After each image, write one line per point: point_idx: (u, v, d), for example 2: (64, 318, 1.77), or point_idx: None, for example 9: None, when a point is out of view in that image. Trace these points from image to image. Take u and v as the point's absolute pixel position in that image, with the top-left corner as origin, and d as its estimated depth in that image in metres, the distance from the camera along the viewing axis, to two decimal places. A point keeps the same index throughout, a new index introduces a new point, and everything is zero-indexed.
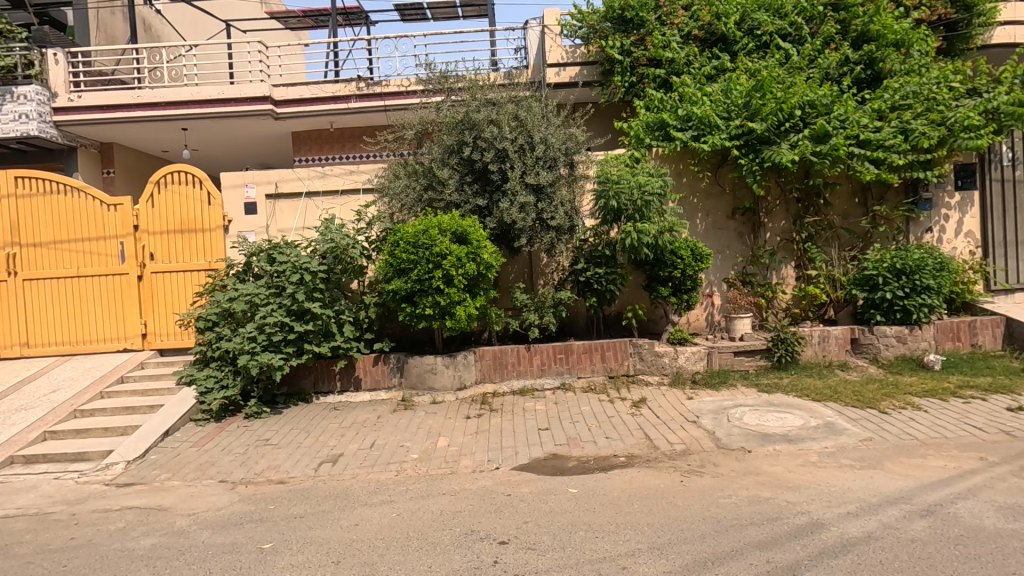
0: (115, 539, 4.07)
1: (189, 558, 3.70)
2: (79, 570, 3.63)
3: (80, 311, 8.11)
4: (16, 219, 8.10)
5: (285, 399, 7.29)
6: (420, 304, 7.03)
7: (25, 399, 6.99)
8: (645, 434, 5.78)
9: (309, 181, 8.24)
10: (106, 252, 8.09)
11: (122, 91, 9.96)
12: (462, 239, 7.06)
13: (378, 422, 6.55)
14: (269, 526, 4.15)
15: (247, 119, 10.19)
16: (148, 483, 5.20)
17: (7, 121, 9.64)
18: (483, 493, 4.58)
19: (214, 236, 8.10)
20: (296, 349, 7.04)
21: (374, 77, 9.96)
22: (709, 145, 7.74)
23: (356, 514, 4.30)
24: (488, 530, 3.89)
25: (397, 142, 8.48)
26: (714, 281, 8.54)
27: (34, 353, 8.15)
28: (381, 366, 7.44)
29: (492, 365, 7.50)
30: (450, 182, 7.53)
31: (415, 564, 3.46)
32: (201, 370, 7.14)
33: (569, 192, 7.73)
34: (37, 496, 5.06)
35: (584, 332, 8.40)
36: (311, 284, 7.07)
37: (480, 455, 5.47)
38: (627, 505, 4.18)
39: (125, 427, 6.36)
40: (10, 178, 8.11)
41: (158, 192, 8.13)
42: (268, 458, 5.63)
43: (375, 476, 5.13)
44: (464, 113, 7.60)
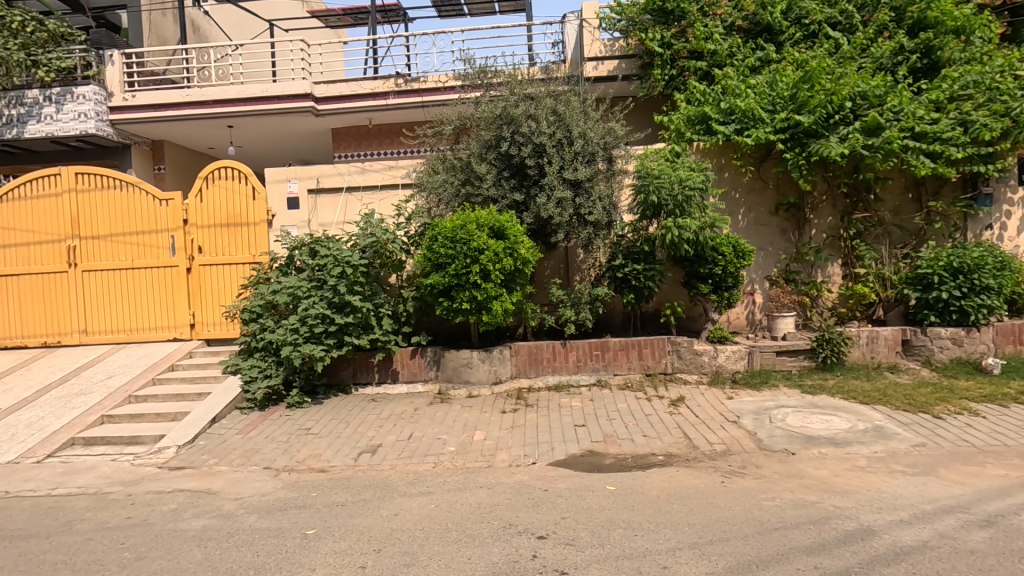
0: (168, 519, 4.25)
1: (237, 541, 3.83)
2: (135, 548, 3.80)
3: (134, 302, 8.48)
4: (76, 213, 8.52)
5: (325, 390, 7.46)
6: (457, 299, 7.09)
7: (84, 384, 7.37)
8: (684, 433, 5.69)
9: (350, 176, 8.37)
10: (157, 245, 8.43)
11: (172, 90, 10.34)
12: (499, 234, 7.07)
13: (415, 414, 6.64)
14: (312, 513, 4.26)
15: (290, 116, 10.44)
16: (197, 467, 5.40)
17: (68, 120, 10.16)
18: (520, 487, 4.60)
19: (259, 230, 8.35)
20: (336, 340, 7.19)
21: (412, 73, 10.06)
22: (752, 139, 7.52)
23: (396, 504, 4.38)
24: (526, 524, 3.90)
25: (435, 137, 8.51)
26: (755, 279, 8.33)
27: (92, 340, 8.56)
28: (418, 359, 7.55)
29: (527, 360, 7.51)
30: (488, 177, 7.55)
31: (454, 555, 3.50)
32: (245, 360, 7.35)
33: (607, 187, 7.66)
34: (96, 476, 5.32)
35: (620, 329, 8.32)
36: (352, 277, 7.20)
37: (517, 449, 5.49)
38: (666, 504, 4.13)
39: (175, 413, 6.62)
40: (71, 174, 8.53)
41: (206, 187, 8.41)
42: (309, 447, 5.77)
43: (413, 467, 5.21)
44: (502, 108, 7.58)
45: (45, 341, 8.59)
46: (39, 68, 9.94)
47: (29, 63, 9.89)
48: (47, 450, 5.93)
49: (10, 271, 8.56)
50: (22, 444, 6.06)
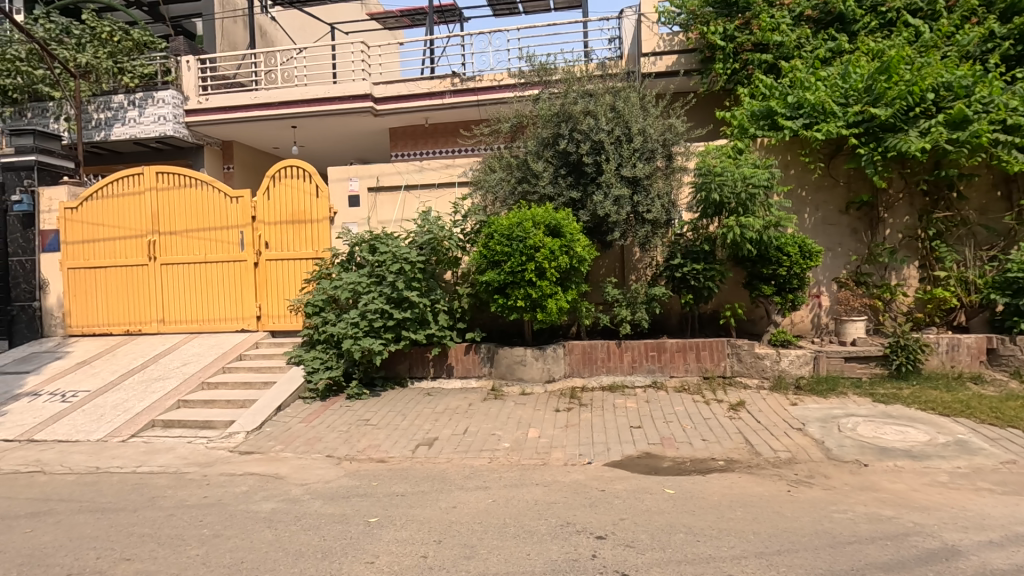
0: (240, 500, 4.49)
1: (304, 525, 3.99)
2: (212, 525, 4.03)
3: (206, 294, 8.97)
4: (156, 210, 9.09)
5: (382, 382, 7.66)
6: (512, 296, 7.12)
7: (162, 370, 7.87)
8: (745, 439, 5.51)
9: (408, 175, 8.55)
10: (228, 241, 8.88)
11: (242, 93, 10.85)
12: (555, 231, 7.06)
13: (469, 410, 6.72)
14: (374, 502, 4.39)
15: (350, 116, 10.77)
16: (265, 453, 5.67)
17: (149, 122, 10.86)
18: (576, 486, 4.58)
19: (321, 227, 8.66)
20: (394, 335, 7.37)
21: (468, 72, 10.17)
22: (823, 133, 7.18)
23: (454, 496, 4.45)
24: (585, 523, 3.88)
25: (493, 135, 8.56)
26: (822, 281, 7.95)
27: (168, 329, 9.13)
28: (472, 355, 7.64)
29: (581, 359, 7.46)
30: (545, 175, 7.54)
31: (513, 550, 3.52)
32: (308, 352, 7.63)
33: (666, 185, 7.54)
34: (174, 456, 5.68)
35: (677, 329, 8.16)
36: (410, 274, 7.35)
37: (571, 448, 5.47)
38: (729, 510, 4.01)
39: (244, 400, 6.96)
40: (152, 173, 9.11)
41: (274, 185, 8.80)
42: (368, 437, 5.95)
43: (469, 461, 5.28)
44: (560, 105, 7.55)
45: (127, 329, 9.22)
46: (126, 75, 10.84)
47: (116, 70, 10.83)
48: (131, 430, 6.37)
49: (98, 264, 9.23)
50: (109, 424, 6.53)
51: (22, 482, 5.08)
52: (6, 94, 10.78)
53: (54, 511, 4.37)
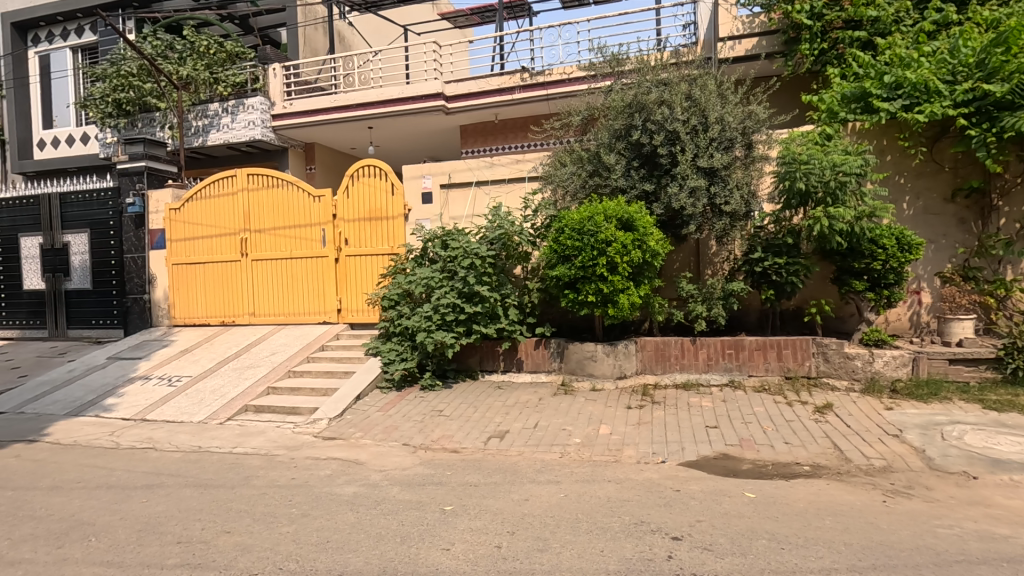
0: (325, 483, 4.75)
1: (383, 509, 4.17)
2: (300, 505, 4.29)
3: (292, 288, 9.53)
4: (247, 209, 9.75)
5: (454, 374, 7.84)
6: (582, 291, 7.06)
7: (253, 358, 8.45)
8: (833, 444, 5.18)
9: (479, 171, 8.69)
10: (311, 238, 9.39)
11: (323, 97, 11.42)
12: (628, 225, 6.93)
13: (539, 404, 6.75)
14: (448, 491, 4.50)
15: (423, 115, 11.04)
16: (345, 439, 5.96)
17: (240, 128, 11.66)
18: (650, 485, 4.48)
19: (397, 224, 8.95)
20: (465, 329, 7.51)
21: (537, 67, 10.16)
22: (926, 115, 6.58)
23: (526, 489, 4.49)
24: (659, 522, 3.80)
25: (563, 129, 8.49)
26: (923, 276, 7.32)
27: (259, 321, 9.79)
28: (542, 350, 7.65)
29: (653, 356, 7.28)
30: (617, 167, 7.42)
31: (587, 546, 3.50)
32: (384, 344, 7.92)
33: (746, 175, 7.23)
34: (265, 440, 6.09)
35: (756, 327, 7.81)
36: (481, 269, 7.46)
37: (644, 446, 5.36)
38: (817, 519, 3.79)
39: (327, 388, 7.34)
40: (244, 175, 9.78)
41: (352, 184, 9.20)
42: (441, 428, 6.11)
43: (540, 455, 5.31)
44: (633, 95, 7.36)
45: (223, 320, 9.98)
46: (220, 84, 11.69)
47: (213, 80, 11.74)
48: (227, 414, 6.90)
49: (198, 260, 10.05)
50: (209, 407, 7.10)
51: (137, 457, 5.63)
52: (121, 107, 11.89)
53: (165, 484, 4.82)
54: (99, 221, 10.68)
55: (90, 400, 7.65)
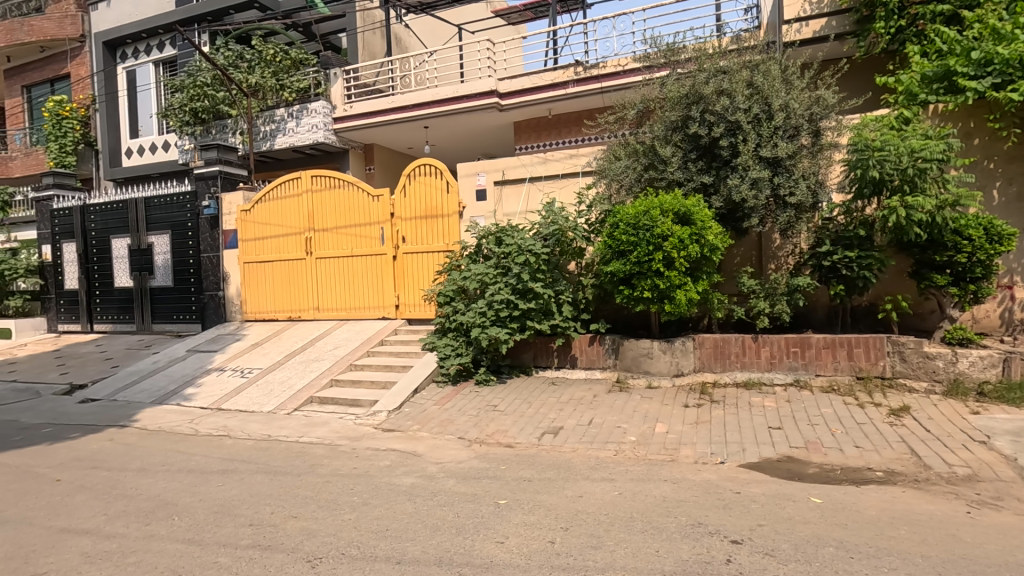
0: (384, 474, 4.91)
1: (439, 501, 4.27)
2: (361, 494, 4.46)
3: (353, 285, 9.88)
4: (311, 210, 10.19)
5: (509, 370, 7.90)
6: (637, 287, 6.93)
7: (318, 352, 8.84)
8: (910, 449, 4.86)
9: (532, 167, 8.69)
10: (370, 236, 9.70)
11: (381, 99, 11.74)
12: (684, 219, 6.76)
13: (594, 401, 6.69)
14: (502, 485, 4.56)
15: (477, 113, 11.14)
16: (403, 431, 6.14)
17: (305, 131, 12.20)
18: (708, 486, 4.36)
19: (452, 221, 9.10)
20: (519, 325, 7.56)
21: (592, 60, 10.03)
22: (1020, 93, 6.04)
23: (580, 486, 4.48)
24: (718, 525, 3.69)
25: (618, 122, 8.35)
26: (1017, 269, 6.73)
27: (322, 316, 10.22)
28: (597, 346, 7.59)
29: (713, 353, 7.06)
30: (673, 160, 7.22)
31: (642, 546, 3.45)
32: (440, 338, 7.97)
33: (813, 164, 6.91)
34: (329, 430, 6.37)
35: (825, 324, 7.44)
36: (535, 265, 7.47)
37: (702, 446, 5.22)
38: (890, 528, 3.57)
39: (386, 381, 7.58)
40: (308, 177, 10.21)
41: (409, 183, 9.42)
42: (496, 423, 6.19)
43: (594, 452, 5.28)
44: (690, 86, 7.13)
45: (290, 316, 10.49)
46: (286, 90, 12.29)
47: (279, 87, 12.36)
48: (294, 404, 7.27)
49: (267, 258, 10.61)
50: (278, 398, 7.50)
51: (214, 443, 6.04)
52: (197, 116, 12.72)
53: (238, 470, 5.14)
54: (179, 222, 11.43)
55: (172, 389, 8.24)
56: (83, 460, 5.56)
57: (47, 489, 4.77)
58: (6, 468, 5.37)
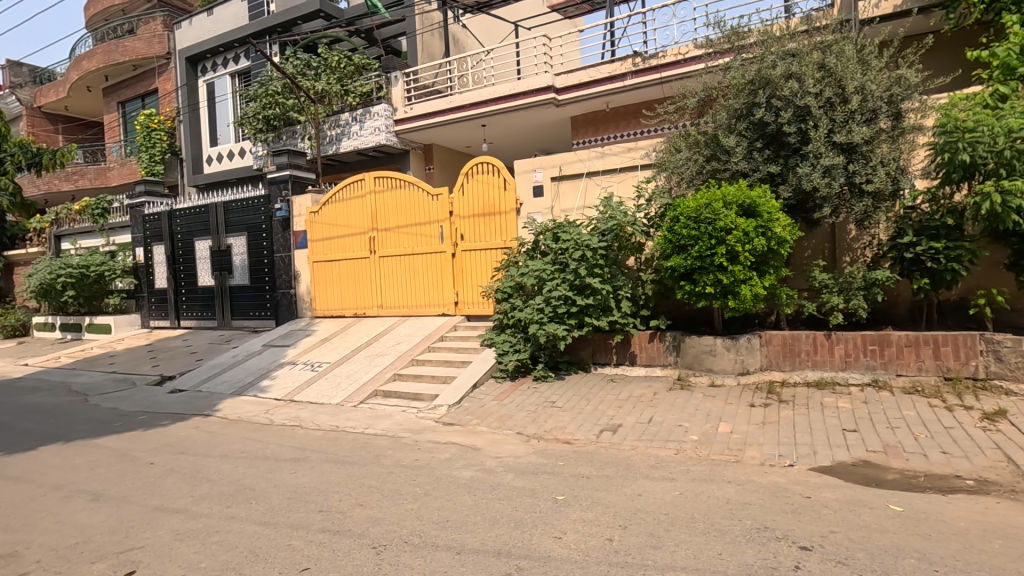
0: (445, 466, 5.04)
1: (498, 494, 4.33)
2: (423, 485, 4.59)
3: (414, 282, 10.16)
4: (374, 210, 10.55)
5: (567, 366, 7.87)
6: (699, 282, 6.73)
7: (382, 347, 9.16)
8: (1006, 457, 4.46)
9: (590, 161, 8.62)
10: (430, 234, 9.93)
11: (440, 100, 11.98)
12: (749, 212, 6.49)
13: (654, 398, 6.57)
14: (560, 480, 4.57)
15: (534, 110, 11.15)
16: (463, 425, 6.27)
17: (368, 134, 12.64)
18: (775, 489, 4.19)
19: (509, 218, 9.14)
20: (577, 321, 7.52)
21: (650, 50, 9.81)
22: None
23: (639, 484, 4.42)
24: (786, 530, 3.54)
25: (678, 113, 8.13)
26: None
27: (386, 313, 10.57)
28: (657, 343, 7.43)
29: (781, 351, 6.75)
30: (738, 150, 6.94)
31: (704, 548, 3.36)
32: (499, 335, 8.10)
33: (893, 149, 6.49)
34: (392, 422, 6.59)
35: (907, 321, 6.97)
36: (592, 260, 7.41)
37: (769, 447, 5.01)
38: (981, 541, 3.31)
39: (446, 376, 7.75)
40: (372, 178, 10.57)
41: (467, 182, 9.56)
42: (554, 419, 6.20)
43: (654, 450, 5.18)
44: (755, 71, 6.83)
45: (356, 312, 10.92)
46: (350, 95, 12.76)
47: (343, 92, 12.86)
48: (360, 397, 7.58)
49: (334, 257, 11.10)
50: (345, 390, 7.84)
51: (287, 433, 6.39)
52: (269, 123, 13.45)
53: (309, 459, 5.42)
54: (254, 225, 12.15)
55: (250, 381, 8.79)
56: (173, 446, 6.04)
57: (142, 471, 5.22)
58: (109, 451, 5.92)
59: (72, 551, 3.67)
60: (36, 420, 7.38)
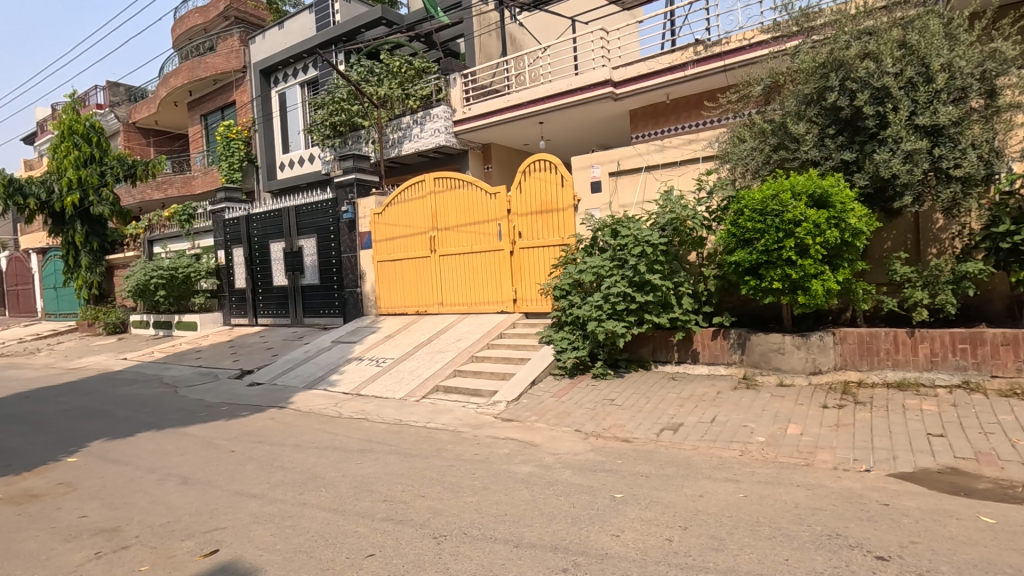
0: (503, 461, 5.11)
1: (556, 490, 4.35)
2: (482, 479, 4.68)
3: (473, 280, 10.33)
4: (435, 210, 10.79)
5: (626, 364, 7.76)
6: (766, 277, 6.44)
7: (442, 344, 9.37)
8: None
9: (649, 155, 8.46)
10: (489, 232, 10.05)
11: (498, 99, 12.08)
12: (821, 202, 6.15)
13: (717, 398, 6.36)
14: (619, 478, 4.52)
15: (592, 105, 11.03)
16: (522, 421, 6.33)
17: (428, 136, 12.94)
18: (849, 495, 3.96)
19: (567, 215, 9.10)
20: (637, 318, 7.40)
21: (713, 37, 9.47)
22: None
23: (700, 485, 4.31)
24: (860, 538, 3.35)
25: (742, 101, 7.82)
26: None
27: (446, 310, 10.80)
28: (720, 340, 7.20)
29: (857, 349, 6.36)
30: (808, 137, 6.58)
31: (769, 552, 3.24)
32: (557, 332, 8.12)
33: (986, 130, 5.97)
34: (452, 417, 6.75)
35: (1004, 318, 6.42)
36: (652, 256, 7.25)
37: (843, 451, 4.74)
38: None
39: (505, 372, 7.84)
40: (432, 179, 10.82)
41: (525, 180, 9.59)
42: (613, 416, 6.14)
43: (718, 451, 5.03)
44: (827, 53, 6.45)
45: (418, 309, 11.24)
46: (411, 99, 13.12)
47: (404, 96, 13.21)
48: (422, 392, 7.80)
49: (397, 257, 11.46)
50: (408, 385, 8.10)
51: (354, 425, 6.68)
52: (335, 129, 14.05)
53: (374, 451, 5.64)
54: (323, 227, 12.75)
55: (320, 376, 9.25)
56: (251, 435, 6.45)
57: (225, 458, 5.62)
58: (195, 439, 6.40)
59: (164, 529, 4.01)
60: (133, 409, 8.09)
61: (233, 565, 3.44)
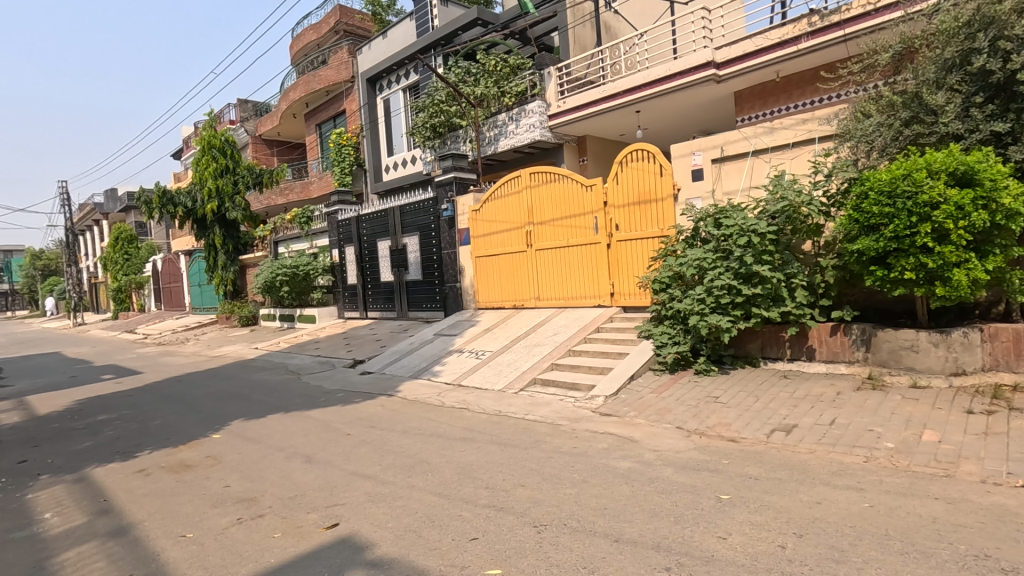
0: (602, 456, 5.07)
1: (657, 487, 4.25)
2: (581, 472, 4.69)
3: (570, 274, 10.31)
4: (531, 205, 10.89)
5: (732, 360, 7.35)
6: (895, 267, 5.79)
7: (540, 337, 9.46)
8: None
9: (756, 138, 8.08)
10: (585, 226, 9.97)
11: (593, 90, 11.91)
12: (965, 181, 5.45)
13: (837, 398, 5.85)
14: (725, 479, 4.32)
15: (693, 89, 10.54)
16: (620, 417, 6.24)
17: (523, 131, 13.10)
18: (1001, 513, 3.49)
19: (666, 205, 8.78)
20: (743, 312, 6.99)
21: (831, 5, 8.67)
22: None
23: (817, 491, 4.00)
24: (1015, 561, 2.94)
25: (866, 72, 7.12)
26: None
27: (542, 304, 10.89)
28: (840, 337, 6.62)
29: (1012, 348, 5.61)
30: (949, 108, 5.82)
31: (901, 569, 2.94)
32: (657, 327, 7.87)
33: None
34: (550, 410, 6.80)
35: None
36: (760, 246, 6.83)
37: (992, 463, 4.18)
38: None
39: (602, 367, 7.75)
40: (528, 174, 10.92)
41: (622, 171, 9.36)
42: (719, 415, 5.86)
43: (838, 456, 4.63)
44: (974, 10, 5.67)
45: (515, 304, 11.43)
46: (506, 96, 13.31)
47: (501, 94, 13.43)
48: (520, 384, 7.94)
49: (495, 252, 11.72)
50: (506, 378, 8.28)
51: (456, 414, 6.96)
52: (435, 130, 14.64)
53: (475, 440, 5.83)
54: (425, 225, 13.34)
55: (424, 366, 9.72)
56: (364, 421, 6.93)
57: (342, 441, 6.09)
58: (316, 422, 7.00)
59: (292, 502, 4.44)
60: (264, 394, 9.00)
61: (351, 539, 3.73)
